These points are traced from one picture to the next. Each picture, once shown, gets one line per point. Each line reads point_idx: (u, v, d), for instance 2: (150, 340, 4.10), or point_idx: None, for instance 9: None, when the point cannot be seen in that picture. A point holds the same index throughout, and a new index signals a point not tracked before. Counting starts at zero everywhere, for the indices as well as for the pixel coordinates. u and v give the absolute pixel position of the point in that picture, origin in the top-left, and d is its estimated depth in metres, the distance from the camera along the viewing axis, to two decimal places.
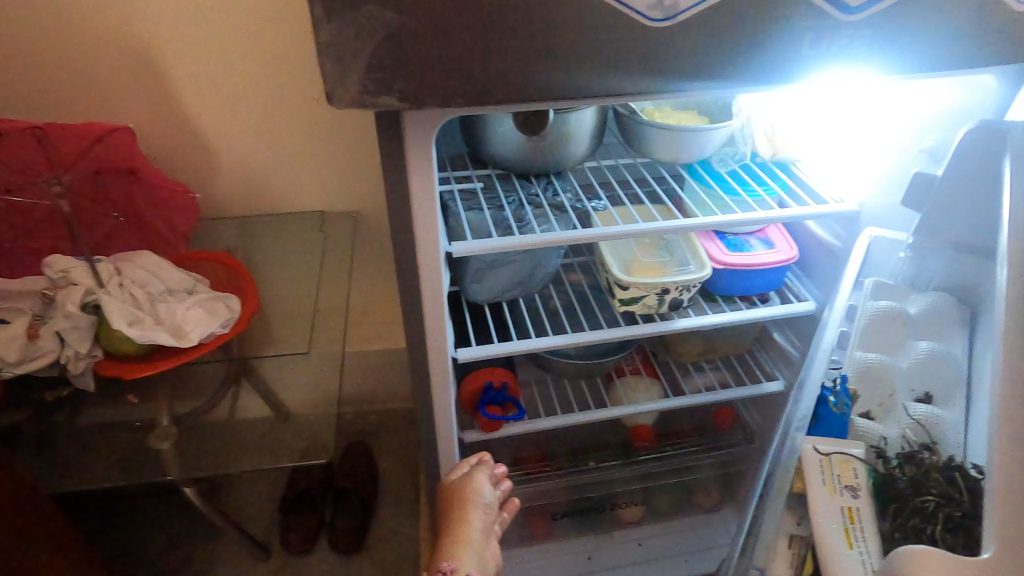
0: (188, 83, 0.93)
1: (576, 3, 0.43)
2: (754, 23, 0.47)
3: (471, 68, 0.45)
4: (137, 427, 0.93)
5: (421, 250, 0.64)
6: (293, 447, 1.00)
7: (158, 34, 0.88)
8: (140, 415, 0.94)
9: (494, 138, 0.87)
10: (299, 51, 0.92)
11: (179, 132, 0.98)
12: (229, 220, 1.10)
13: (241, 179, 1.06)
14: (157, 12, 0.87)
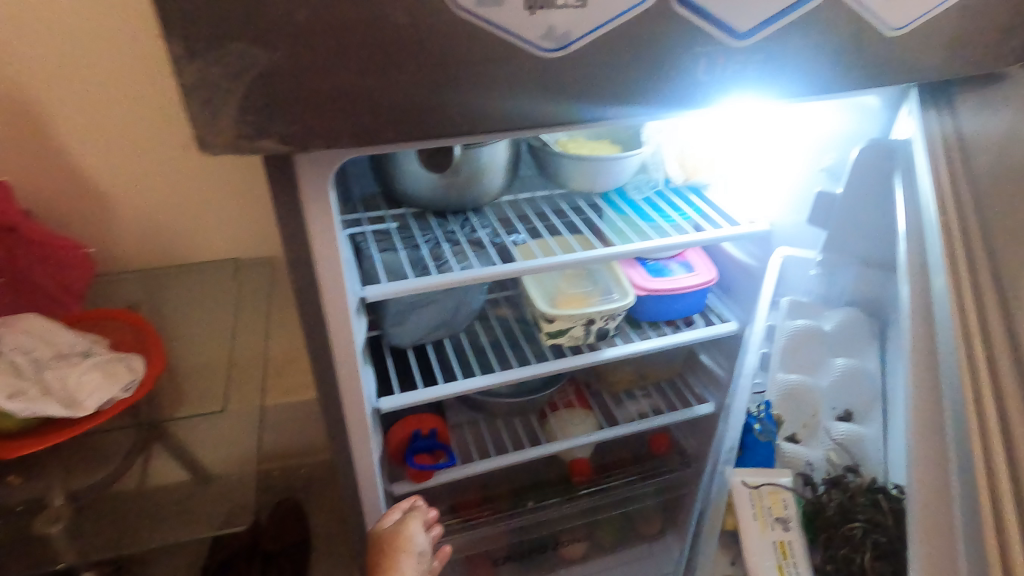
0: (69, 131, 0.86)
1: (464, 36, 0.42)
2: (650, 51, 0.47)
3: (357, 105, 0.42)
4: (21, 511, 0.81)
5: (327, 302, 0.60)
6: (213, 512, 0.92)
7: (31, 79, 0.81)
8: (22, 497, 0.81)
9: (405, 177, 0.84)
10: None
11: (62, 183, 0.90)
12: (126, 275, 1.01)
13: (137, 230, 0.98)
14: (28, 56, 0.80)
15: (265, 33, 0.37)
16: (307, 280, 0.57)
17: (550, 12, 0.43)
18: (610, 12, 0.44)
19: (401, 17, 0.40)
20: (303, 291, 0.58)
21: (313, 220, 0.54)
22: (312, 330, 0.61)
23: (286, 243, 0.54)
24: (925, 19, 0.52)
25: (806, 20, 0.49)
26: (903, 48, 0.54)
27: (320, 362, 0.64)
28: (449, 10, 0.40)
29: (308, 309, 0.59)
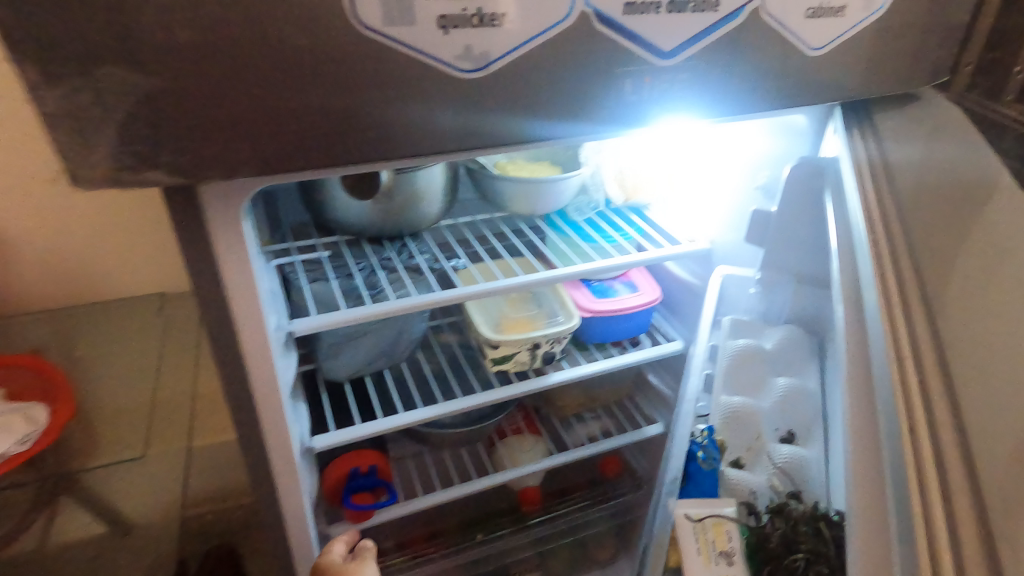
0: None
1: (376, 57, 0.39)
2: (575, 71, 0.45)
3: (257, 131, 0.39)
4: None
5: (245, 344, 0.55)
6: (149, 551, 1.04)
7: None
8: None
9: (336, 204, 0.81)
10: None
11: None
12: (34, 316, 0.99)
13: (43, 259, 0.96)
14: None
15: (142, 55, 0.34)
16: (220, 321, 0.53)
17: (466, 31, 0.41)
18: (529, 31, 0.42)
19: (300, 38, 0.37)
20: (217, 334, 0.53)
21: (225, 257, 0.50)
22: (230, 374, 0.56)
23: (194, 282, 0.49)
24: (843, 39, 0.53)
25: (725, 41, 0.49)
26: (821, 69, 0.54)
27: (240, 407, 0.59)
28: (354, 30, 0.38)
29: (223, 351, 0.55)
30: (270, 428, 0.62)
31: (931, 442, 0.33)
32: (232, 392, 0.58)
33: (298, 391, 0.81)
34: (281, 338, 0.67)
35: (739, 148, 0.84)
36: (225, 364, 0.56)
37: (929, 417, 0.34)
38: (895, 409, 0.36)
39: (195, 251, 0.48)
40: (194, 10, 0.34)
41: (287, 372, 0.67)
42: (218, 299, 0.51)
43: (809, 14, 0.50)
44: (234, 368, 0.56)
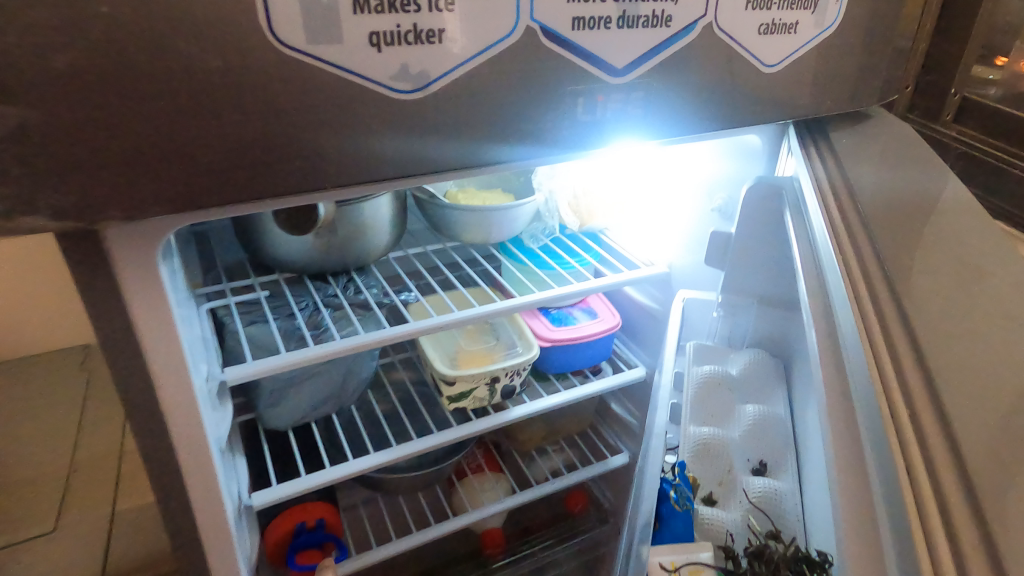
0: None
1: (299, 77, 0.35)
2: (523, 90, 0.42)
3: (162, 164, 0.34)
4: None
5: (165, 404, 0.49)
6: None
7: None
8: None
9: (274, 240, 0.75)
10: None
11: None
12: None
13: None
14: None
15: (11, 81, 0.30)
16: (134, 379, 0.47)
17: (402, 49, 0.37)
18: (472, 48, 0.39)
19: (210, 59, 0.33)
20: (132, 393, 0.47)
21: (137, 308, 0.44)
22: (146, 437, 0.50)
23: (101, 337, 0.44)
24: (797, 56, 0.53)
25: (675, 59, 0.47)
26: (769, 89, 0.53)
27: (161, 473, 0.52)
28: (275, 49, 0.34)
29: (138, 412, 0.49)
30: (199, 492, 0.55)
31: (915, 432, 0.29)
32: (150, 457, 0.51)
33: (236, 444, 0.76)
34: (213, 390, 0.62)
35: (690, 170, 0.83)
36: (141, 425, 0.49)
37: (913, 411, 0.30)
38: (874, 406, 0.32)
39: (100, 306, 0.43)
40: (77, 27, 0.30)
41: (219, 427, 0.61)
42: (129, 355, 0.46)
43: (762, 30, 0.49)
44: (151, 429, 0.50)
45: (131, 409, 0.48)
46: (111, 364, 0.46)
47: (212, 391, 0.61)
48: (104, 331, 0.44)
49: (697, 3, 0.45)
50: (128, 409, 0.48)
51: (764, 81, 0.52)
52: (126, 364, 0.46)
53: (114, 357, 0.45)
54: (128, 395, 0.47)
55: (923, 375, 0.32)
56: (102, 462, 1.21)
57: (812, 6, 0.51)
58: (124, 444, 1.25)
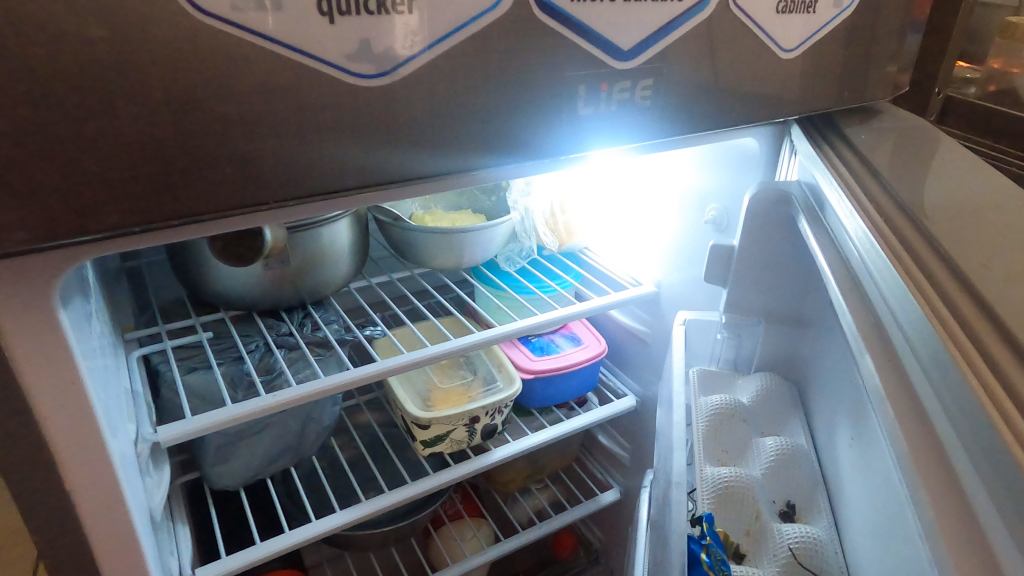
0: None
1: (226, 56, 0.27)
2: (512, 75, 0.34)
3: (35, 171, 0.25)
4: None
5: (71, 482, 0.39)
6: None
7: None
8: None
9: (217, 274, 0.66)
10: None
11: None
12: None
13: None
14: None
15: None
16: (27, 460, 0.36)
17: (362, 20, 0.29)
18: (450, 22, 0.31)
19: (93, 27, 0.24)
20: (28, 474, 0.37)
21: (29, 366, 0.34)
22: (51, 526, 0.40)
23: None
24: (813, 40, 0.48)
25: (684, 42, 0.40)
26: (778, 80, 0.47)
27: (74, 561, 0.42)
28: (188, 14, 0.26)
29: (37, 497, 0.38)
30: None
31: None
32: (58, 547, 0.41)
33: (177, 512, 0.65)
34: (143, 454, 0.51)
35: (677, 180, 0.76)
36: (40, 512, 0.39)
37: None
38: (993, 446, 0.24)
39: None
40: None
41: (151, 498, 0.50)
42: (17, 428, 0.35)
43: (780, 9, 0.44)
44: (56, 515, 0.39)
45: (23, 493, 0.37)
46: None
47: (141, 457, 0.50)
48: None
49: None
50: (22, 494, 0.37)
51: (775, 72, 0.46)
52: (15, 439, 0.35)
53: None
54: (21, 478, 0.37)
55: None
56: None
57: None
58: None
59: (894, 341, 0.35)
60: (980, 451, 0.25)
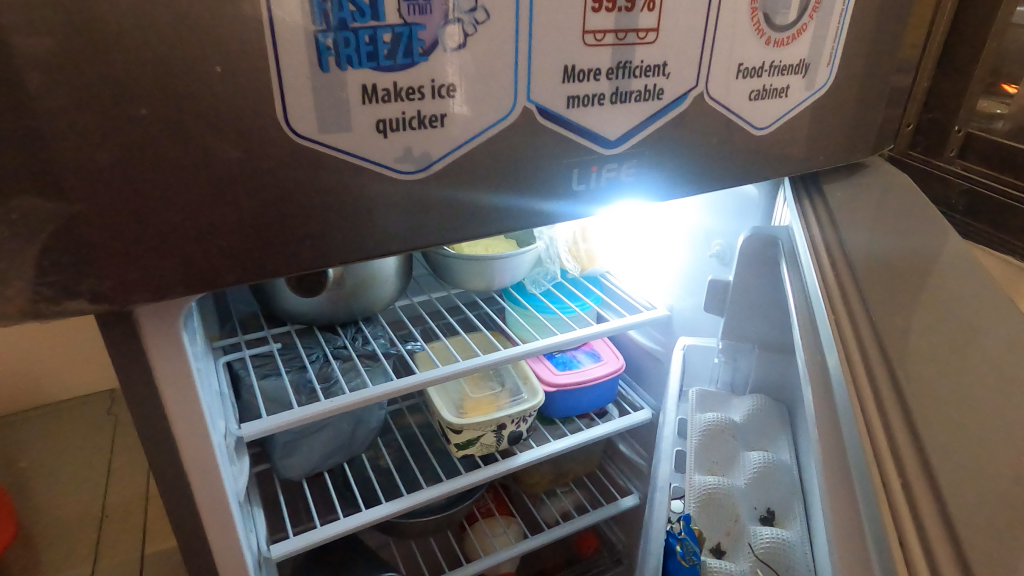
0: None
1: (311, 166, 0.38)
2: (520, 164, 0.44)
3: (185, 249, 0.37)
4: None
5: (187, 460, 0.51)
6: None
7: None
8: None
9: (286, 294, 0.78)
10: None
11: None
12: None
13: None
14: None
15: (59, 180, 0.32)
16: (158, 438, 0.49)
17: (407, 134, 0.40)
18: (472, 130, 0.41)
19: (229, 154, 0.35)
20: (157, 449, 0.50)
21: (161, 374, 0.46)
22: (169, 491, 0.53)
23: (129, 400, 0.46)
24: (787, 118, 0.56)
25: (665, 130, 0.49)
26: (756, 151, 0.56)
27: (181, 521, 0.55)
28: (290, 141, 0.37)
29: (161, 468, 0.51)
30: (219, 538, 0.58)
31: (909, 505, 0.29)
32: (172, 505, 0.54)
33: (253, 496, 0.78)
34: (231, 445, 0.63)
35: (684, 218, 0.85)
36: (165, 479, 0.52)
37: (904, 480, 0.31)
38: (866, 472, 0.33)
39: (129, 371, 0.45)
40: (121, 131, 0.32)
41: (237, 482, 0.62)
42: (154, 414, 0.48)
43: (752, 97, 0.52)
44: (174, 484, 0.52)
45: (154, 465, 0.50)
46: (138, 424, 0.48)
47: (230, 448, 0.63)
48: (134, 392, 0.46)
49: (689, 75, 0.48)
50: (153, 466, 0.51)
51: (751, 145, 0.55)
52: (151, 423, 0.48)
53: (142, 415, 0.48)
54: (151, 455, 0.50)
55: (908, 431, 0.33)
56: (130, 506, 1.15)
57: (802, 71, 0.54)
58: (150, 488, 1.19)
59: (820, 377, 0.43)
60: (855, 472, 0.34)
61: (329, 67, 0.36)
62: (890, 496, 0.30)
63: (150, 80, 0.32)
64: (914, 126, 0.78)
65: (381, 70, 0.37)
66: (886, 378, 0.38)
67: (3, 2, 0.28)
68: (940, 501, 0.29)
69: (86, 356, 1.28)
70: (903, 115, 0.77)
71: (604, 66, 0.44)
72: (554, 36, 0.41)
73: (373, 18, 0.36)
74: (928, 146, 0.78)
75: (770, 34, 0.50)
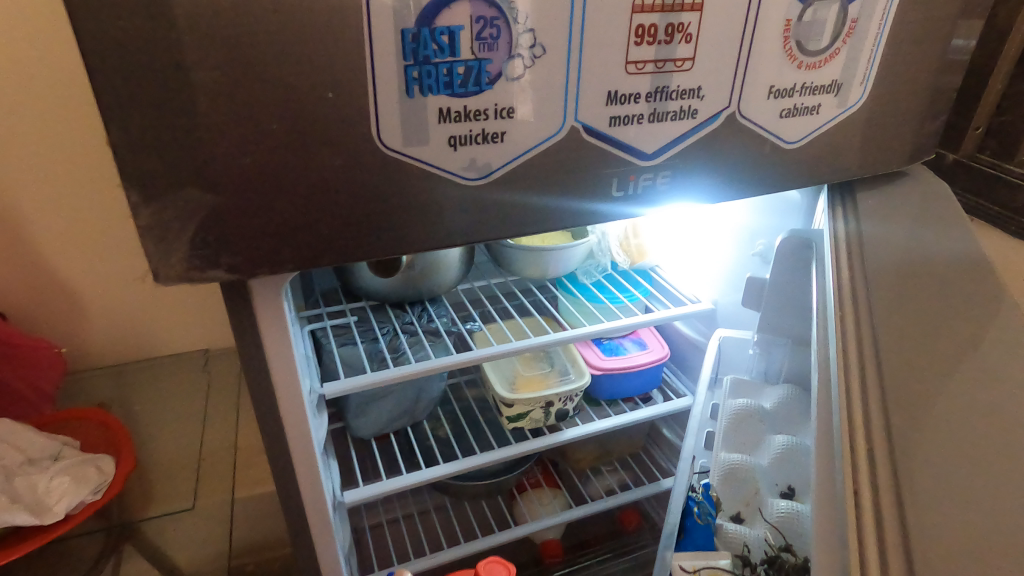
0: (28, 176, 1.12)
1: (396, 173, 0.47)
2: (568, 174, 0.52)
3: (297, 235, 0.46)
4: None
5: (283, 402, 0.63)
6: None
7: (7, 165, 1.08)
8: None
9: (363, 273, 0.89)
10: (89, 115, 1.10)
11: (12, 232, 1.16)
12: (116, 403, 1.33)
13: (107, 339, 1.35)
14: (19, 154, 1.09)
15: (212, 179, 0.42)
16: (263, 385, 0.61)
17: (473, 147, 0.48)
18: (527, 144, 0.49)
19: (335, 163, 0.45)
20: (261, 394, 0.61)
21: (269, 333, 0.57)
22: (268, 430, 0.64)
23: (244, 353, 0.57)
24: (818, 133, 0.61)
25: (699, 144, 0.55)
26: (786, 162, 0.61)
27: (276, 456, 0.66)
28: (381, 152, 0.46)
29: (263, 410, 0.62)
30: (304, 473, 0.69)
31: (868, 461, 0.36)
32: (270, 442, 0.65)
33: (330, 447, 0.90)
34: (314, 401, 0.74)
35: (732, 217, 0.90)
36: (265, 420, 0.63)
37: (869, 445, 0.37)
38: (841, 440, 0.39)
39: (245, 329, 0.56)
40: (258, 143, 0.42)
41: (319, 431, 0.73)
42: (261, 365, 0.59)
43: (783, 114, 0.58)
44: (273, 424, 0.64)
45: (259, 406, 0.62)
46: (249, 373, 0.59)
47: (314, 402, 0.74)
48: (247, 347, 0.57)
49: (721, 97, 0.54)
50: (258, 408, 0.62)
51: (782, 156, 0.61)
52: (258, 372, 0.59)
53: (251, 365, 0.59)
54: (258, 398, 0.61)
55: (884, 412, 0.39)
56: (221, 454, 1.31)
57: (834, 90, 0.59)
58: (238, 438, 1.35)
59: (819, 359, 0.50)
60: (833, 439, 0.41)
61: (414, 93, 0.45)
62: (855, 456, 0.37)
63: (280, 105, 0.42)
64: (984, 130, 0.80)
65: (455, 95, 0.46)
66: (871, 365, 0.44)
67: (186, 47, 0.38)
68: (892, 457, 0.35)
69: (203, 313, 1.40)
70: (971, 117, 0.80)
71: (644, 90, 0.51)
72: (601, 65, 0.49)
73: (451, 54, 0.44)
74: (997, 152, 0.79)
75: (802, 58, 0.56)
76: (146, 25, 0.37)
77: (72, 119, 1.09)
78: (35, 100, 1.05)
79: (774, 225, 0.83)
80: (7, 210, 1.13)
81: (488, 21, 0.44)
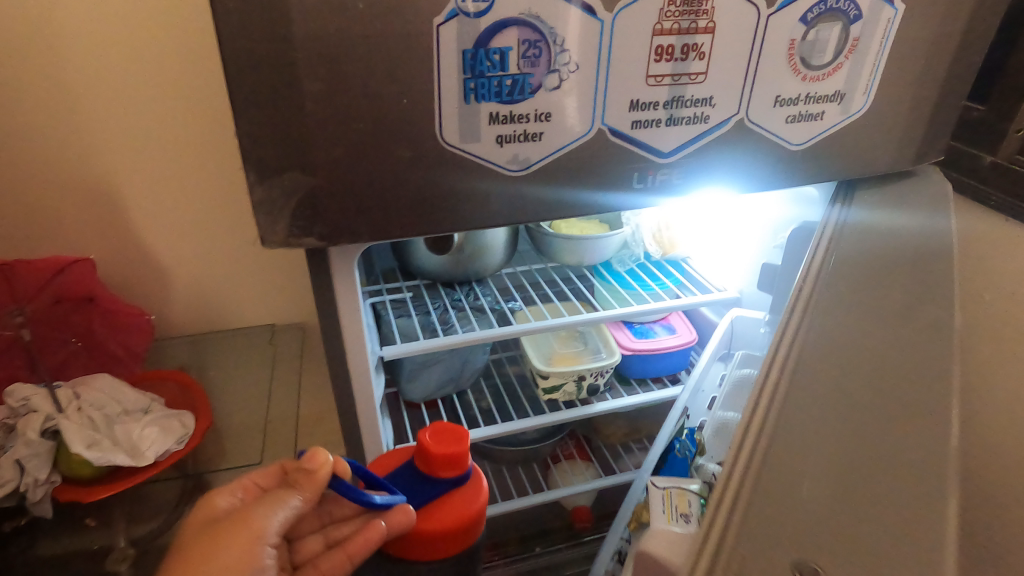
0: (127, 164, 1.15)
1: (454, 163, 0.58)
2: (595, 168, 0.62)
3: (373, 213, 0.58)
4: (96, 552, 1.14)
5: (352, 356, 0.75)
6: None
7: (112, 155, 1.14)
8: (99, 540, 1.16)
9: (419, 253, 1.01)
10: (196, 109, 1.12)
11: (108, 216, 1.20)
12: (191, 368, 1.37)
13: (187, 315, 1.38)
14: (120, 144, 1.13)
15: (310, 165, 0.54)
16: (337, 339, 0.73)
17: (517, 144, 0.59)
18: (561, 143, 0.60)
19: (405, 154, 0.56)
20: (335, 347, 0.73)
21: (343, 295, 0.69)
22: (338, 378, 0.76)
23: (322, 310, 0.69)
24: (823, 136, 0.69)
25: (710, 144, 0.65)
26: (792, 161, 0.70)
27: (343, 401, 0.79)
28: (443, 147, 0.57)
29: (334, 361, 0.75)
30: (365, 419, 0.82)
31: None
32: (339, 390, 0.78)
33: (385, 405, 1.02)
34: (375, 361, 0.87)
35: (761, 211, 0.98)
36: (337, 370, 0.76)
37: None
38: None
39: (325, 290, 0.68)
40: (348, 138, 0.54)
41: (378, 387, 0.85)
42: (336, 322, 0.71)
43: (787, 120, 0.66)
44: (342, 373, 0.76)
45: (332, 357, 0.74)
46: (326, 327, 0.71)
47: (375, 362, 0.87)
48: (326, 305, 0.69)
49: (731, 105, 0.63)
50: (331, 358, 0.74)
51: (788, 156, 0.69)
52: (333, 328, 0.71)
53: (328, 321, 0.71)
54: (332, 349, 0.73)
55: None
56: None
57: (838, 99, 0.67)
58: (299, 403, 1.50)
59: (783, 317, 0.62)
60: None
61: (470, 100, 0.55)
62: None
63: (366, 108, 0.53)
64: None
65: (502, 102, 0.56)
66: None
67: (300, 63, 0.50)
68: None
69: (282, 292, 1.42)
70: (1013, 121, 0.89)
71: (661, 99, 0.60)
72: (625, 79, 0.58)
73: (502, 69, 0.55)
74: None
75: (806, 72, 0.64)
76: (271, 47, 0.49)
77: (181, 114, 1.12)
78: (147, 94, 1.09)
79: (795, 219, 0.91)
80: (109, 192, 1.18)
81: (532, 43, 0.54)
